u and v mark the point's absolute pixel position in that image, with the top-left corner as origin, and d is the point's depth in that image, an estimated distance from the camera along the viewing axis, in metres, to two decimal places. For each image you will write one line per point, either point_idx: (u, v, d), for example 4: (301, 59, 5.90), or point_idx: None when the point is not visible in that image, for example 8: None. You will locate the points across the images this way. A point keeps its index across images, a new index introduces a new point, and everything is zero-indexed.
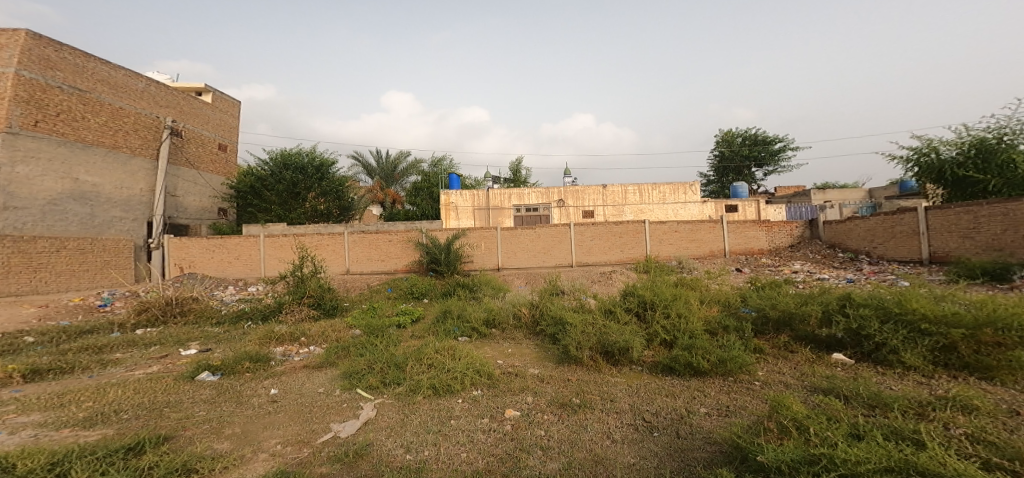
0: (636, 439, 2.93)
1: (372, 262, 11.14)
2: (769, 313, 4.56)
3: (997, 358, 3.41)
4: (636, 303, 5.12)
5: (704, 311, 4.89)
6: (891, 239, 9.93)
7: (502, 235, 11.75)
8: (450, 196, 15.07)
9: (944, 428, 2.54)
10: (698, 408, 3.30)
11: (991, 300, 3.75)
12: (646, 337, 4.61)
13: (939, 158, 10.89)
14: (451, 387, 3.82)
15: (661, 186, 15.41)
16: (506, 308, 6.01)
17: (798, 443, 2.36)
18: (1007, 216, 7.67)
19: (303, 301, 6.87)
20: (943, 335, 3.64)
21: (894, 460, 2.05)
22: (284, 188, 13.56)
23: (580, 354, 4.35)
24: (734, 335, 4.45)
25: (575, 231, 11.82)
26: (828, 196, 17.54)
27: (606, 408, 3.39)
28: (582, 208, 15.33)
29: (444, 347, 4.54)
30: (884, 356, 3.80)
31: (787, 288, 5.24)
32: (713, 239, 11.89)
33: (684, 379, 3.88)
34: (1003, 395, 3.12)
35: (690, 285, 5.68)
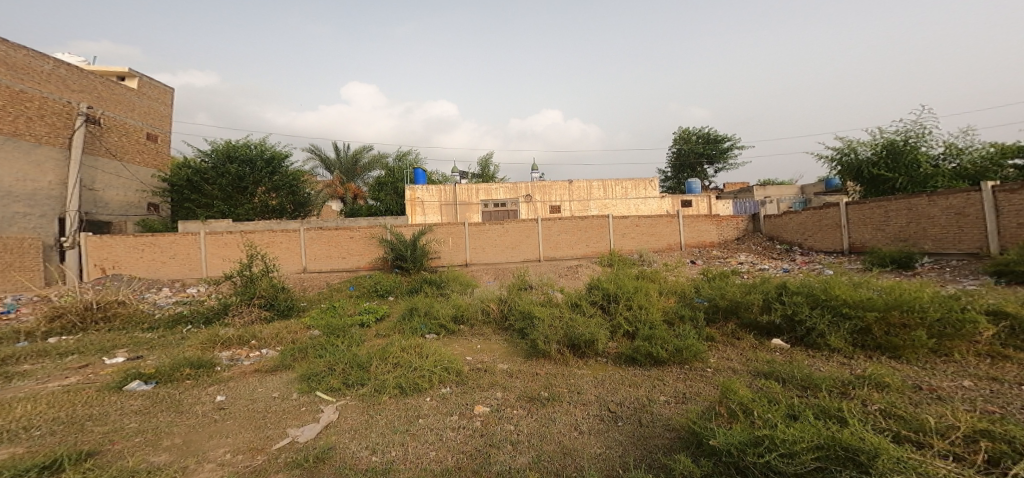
0: (602, 429, 3.00)
1: (332, 260, 10.72)
2: (718, 302, 4.81)
3: (904, 338, 3.77)
4: (600, 296, 5.22)
5: (662, 302, 5.09)
6: (818, 231, 10.76)
7: (469, 230, 11.60)
8: (415, 191, 14.62)
9: (863, 405, 2.78)
10: (658, 396, 3.43)
11: (898, 285, 4.16)
12: (610, 329, 4.73)
13: (857, 158, 11.91)
14: (418, 385, 3.75)
15: (623, 182, 15.86)
16: (475, 302, 5.99)
17: (745, 426, 2.51)
18: (911, 210, 8.49)
19: (255, 302, 6.51)
20: (860, 318, 3.99)
21: (824, 439, 2.20)
22: (228, 182, 12.73)
23: (547, 348, 4.42)
24: (690, 324, 4.65)
25: (542, 226, 11.92)
26: (768, 192, 18.73)
27: (573, 400, 3.44)
28: (549, 203, 15.52)
29: (410, 346, 4.47)
30: (813, 340, 4.12)
31: (735, 278, 5.55)
32: (670, 232, 12.37)
33: (644, 368, 4.01)
34: (908, 372, 3.45)
35: (650, 277, 5.88)
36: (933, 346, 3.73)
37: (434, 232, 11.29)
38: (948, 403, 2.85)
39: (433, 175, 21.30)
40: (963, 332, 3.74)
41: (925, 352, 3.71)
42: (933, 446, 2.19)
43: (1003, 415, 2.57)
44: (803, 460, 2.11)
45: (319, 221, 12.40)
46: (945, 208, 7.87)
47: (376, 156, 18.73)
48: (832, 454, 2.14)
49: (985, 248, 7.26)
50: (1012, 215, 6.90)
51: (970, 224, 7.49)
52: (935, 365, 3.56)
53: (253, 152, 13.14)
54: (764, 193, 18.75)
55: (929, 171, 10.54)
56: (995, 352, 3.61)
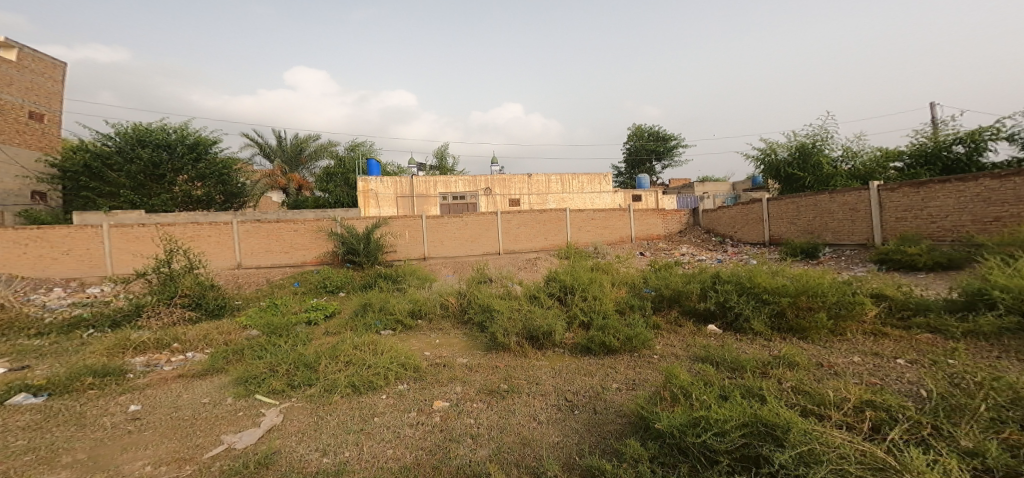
0: (559, 418, 3.10)
1: (272, 254, 10.10)
2: (663, 292, 5.08)
3: (810, 321, 4.16)
4: (558, 288, 5.36)
5: (615, 292, 5.28)
6: (745, 225, 11.66)
7: (427, 224, 11.29)
8: (369, 183, 14.07)
9: (778, 383, 3.08)
10: (611, 384, 3.57)
11: (806, 273, 4.59)
12: (567, 320, 4.84)
13: (776, 159, 12.96)
14: (373, 383, 3.66)
15: (580, 177, 16.28)
16: (431, 297, 5.90)
17: (685, 408, 2.68)
18: (816, 206, 9.38)
19: (176, 302, 6.00)
20: (776, 303, 4.37)
21: (749, 416, 2.41)
22: (139, 168, 11.51)
23: (506, 341, 4.46)
24: (639, 313, 4.88)
25: (502, 219, 11.93)
26: (706, 189, 19.97)
27: (532, 391, 3.52)
28: (509, 196, 15.58)
29: (364, 343, 4.35)
30: (740, 325, 4.47)
31: (679, 269, 5.88)
32: (623, 225, 13.02)
33: (600, 357, 4.16)
34: (813, 351, 3.83)
35: (604, 269, 6.10)
36: (832, 327, 4.14)
37: (392, 225, 10.87)
38: (843, 377, 3.20)
39: (386, 165, 20.64)
40: (854, 313, 4.19)
41: (826, 332, 4.12)
42: (831, 418, 2.47)
43: (884, 386, 2.93)
44: (732, 437, 2.31)
45: (253, 212, 11.63)
46: (842, 205, 8.77)
47: (323, 145, 17.75)
48: (755, 430, 2.34)
49: (872, 239, 8.16)
50: (892, 211, 7.82)
51: (860, 218, 8.39)
52: (836, 344, 3.97)
53: (170, 137, 12.06)
54: (703, 190, 19.95)
55: (830, 171, 11.70)
56: (877, 330, 4.09)
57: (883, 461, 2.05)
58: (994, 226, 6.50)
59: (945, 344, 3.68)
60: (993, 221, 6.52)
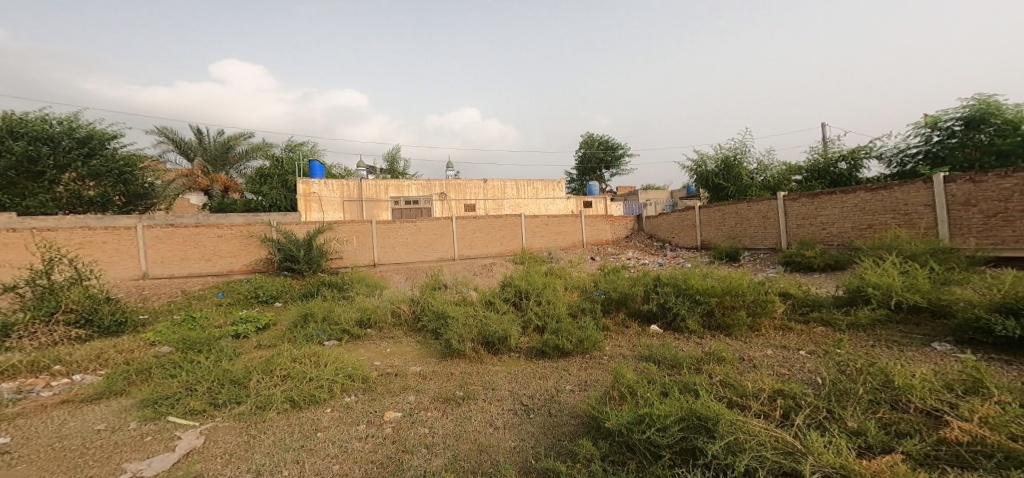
0: (515, 423, 3.15)
1: (188, 262, 9.30)
2: (612, 295, 5.28)
3: (733, 318, 4.54)
4: (513, 293, 5.44)
5: (568, 296, 5.43)
6: (681, 230, 12.37)
7: (377, 228, 10.95)
8: (311, 185, 13.37)
9: (710, 377, 3.32)
10: (565, 386, 3.68)
11: (733, 275, 4.96)
12: (522, 325, 4.91)
13: (704, 169, 13.82)
14: (315, 397, 3.56)
15: (534, 183, 16.69)
16: (381, 305, 5.79)
17: (632, 406, 2.82)
18: (737, 213, 10.15)
19: (57, 319, 5.27)
20: (707, 302, 4.70)
21: (687, 411, 2.58)
22: (9, 163, 9.58)
23: (462, 347, 4.46)
24: (590, 316, 5.04)
25: (457, 225, 11.89)
26: (649, 196, 20.99)
27: (488, 397, 3.56)
28: (463, 201, 15.56)
29: (305, 355, 4.21)
30: (677, 324, 4.76)
31: (626, 273, 6.14)
32: (575, 231, 13.69)
33: (553, 360, 4.28)
34: (738, 345, 4.16)
35: (557, 273, 6.27)
36: (750, 323, 4.52)
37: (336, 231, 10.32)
38: (759, 369, 3.51)
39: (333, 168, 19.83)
40: (766, 311, 4.60)
41: (746, 328, 4.50)
42: (752, 408, 2.70)
43: (790, 375, 3.26)
44: (672, 431, 2.46)
45: (163, 216, 10.54)
46: (756, 212, 9.58)
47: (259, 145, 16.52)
48: (691, 423, 2.50)
49: (779, 244, 9.03)
50: (795, 219, 8.67)
51: (771, 224, 9.23)
52: (755, 337, 4.35)
53: (55, 129, 10.23)
54: (646, 197, 20.94)
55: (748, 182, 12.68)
56: (785, 325, 4.51)
57: (791, 445, 2.28)
58: (869, 232, 7.41)
59: (835, 335, 4.16)
60: (868, 228, 7.41)
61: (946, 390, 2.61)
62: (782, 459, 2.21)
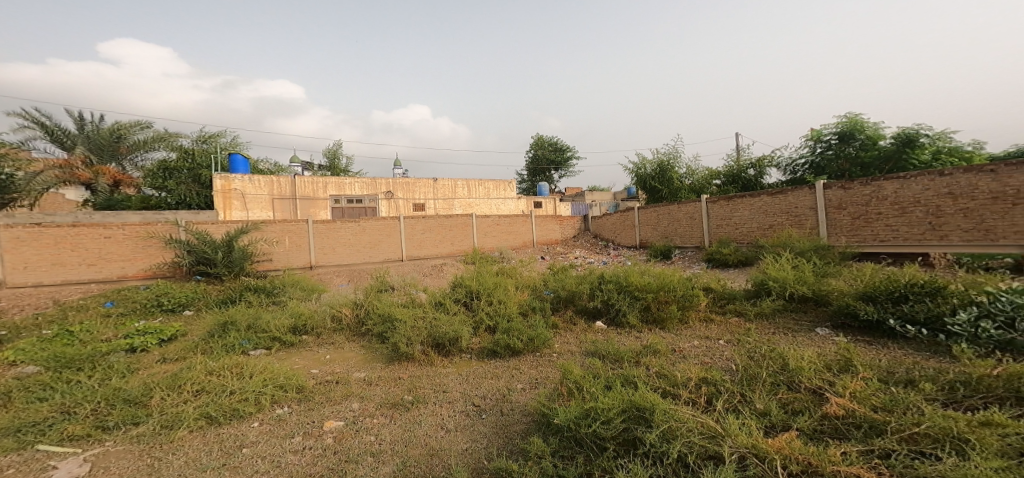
0: (467, 424, 3.17)
1: (62, 267, 8.13)
2: (561, 294, 5.43)
3: (667, 312, 4.85)
4: (464, 293, 5.43)
5: (519, 295, 5.50)
6: (623, 230, 12.91)
7: (314, 229, 10.45)
8: (232, 180, 12.27)
9: (647, 369, 3.51)
10: (515, 385, 3.75)
11: (669, 273, 5.26)
12: (473, 325, 4.93)
13: (643, 172, 14.45)
14: (239, 411, 3.40)
15: (486, 183, 16.77)
16: (321, 309, 5.60)
17: (578, 401, 2.92)
18: (670, 215, 10.85)
19: None
20: (645, 298, 4.95)
21: (627, 403, 2.72)
22: None
23: (410, 350, 4.42)
24: (540, 314, 5.16)
25: (405, 224, 11.69)
26: (595, 197, 21.69)
27: (438, 400, 3.55)
28: (412, 200, 15.31)
29: (227, 365, 4.00)
30: (619, 320, 4.98)
31: (574, 271, 6.32)
32: (525, 231, 13.90)
33: (504, 360, 4.35)
34: (670, 338, 4.44)
35: (508, 273, 6.34)
36: (680, 317, 4.83)
37: (264, 231, 9.72)
38: (687, 360, 3.76)
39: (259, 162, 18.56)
40: (693, 304, 4.93)
41: (677, 321, 4.82)
42: (682, 396, 2.89)
43: (712, 364, 3.53)
44: (615, 424, 2.59)
45: (27, 216, 9.23)
46: (686, 214, 10.36)
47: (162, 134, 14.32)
48: (632, 415, 2.65)
49: (703, 242, 9.89)
50: (717, 221, 9.56)
51: (695, 224, 10.09)
52: (684, 330, 4.65)
53: None
54: (592, 198, 21.64)
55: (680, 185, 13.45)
56: (710, 317, 4.86)
57: (714, 429, 2.47)
58: (770, 232, 8.49)
59: (745, 325, 4.56)
60: (769, 228, 8.48)
61: (825, 370, 2.96)
62: (708, 442, 2.39)
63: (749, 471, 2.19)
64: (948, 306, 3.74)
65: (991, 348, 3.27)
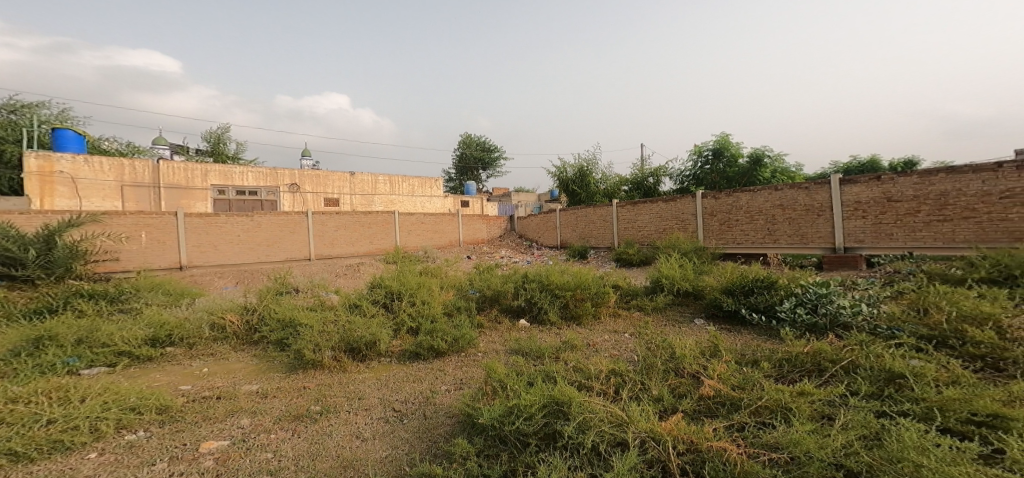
0: (386, 431, 3.11)
1: None
2: (486, 293, 5.47)
3: (582, 308, 5.11)
4: (383, 295, 5.31)
5: (443, 295, 5.45)
6: (546, 231, 13.32)
7: (189, 223, 9.21)
8: (55, 162, 10.07)
9: (566, 364, 3.68)
10: (439, 387, 3.75)
11: (586, 273, 5.53)
12: (393, 327, 4.84)
13: (565, 176, 14.99)
14: (65, 442, 2.86)
15: (410, 180, 16.53)
16: (195, 316, 5.09)
17: (502, 398, 2.98)
18: (585, 217, 11.48)
19: None
20: (565, 296, 5.19)
21: (550, 398, 2.84)
22: None
23: (319, 357, 4.22)
24: (465, 314, 5.17)
25: (314, 221, 10.99)
26: (519, 199, 22.19)
27: (352, 408, 3.45)
28: (322, 195, 14.56)
29: (52, 389, 3.31)
30: (540, 317, 5.16)
31: (498, 270, 6.44)
32: (451, 230, 13.90)
33: (427, 362, 4.33)
34: (586, 333, 4.70)
35: (432, 273, 6.28)
36: (594, 312, 5.14)
37: (107, 226, 8.21)
38: (601, 353, 4.01)
39: (99, 139, 15.65)
40: (604, 300, 5.24)
41: (592, 316, 5.12)
42: (595, 388, 3.08)
43: (619, 356, 3.81)
44: (536, 419, 2.70)
45: None
46: (599, 215, 11.02)
47: None
48: (552, 410, 2.78)
49: (612, 243, 10.61)
50: (624, 224, 10.30)
51: (607, 226, 10.74)
52: (597, 324, 4.96)
53: None
54: (517, 200, 22.11)
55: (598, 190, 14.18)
56: (619, 312, 5.23)
57: (622, 417, 2.67)
58: (664, 235, 9.38)
59: (645, 319, 4.98)
60: (662, 231, 9.39)
61: (702, 355, 3.34)
62: (616, 430, 2.58)
63: (649, 455, 2.40)
64: (779, 296, 4.41)
65: (803, 330, 3.93)
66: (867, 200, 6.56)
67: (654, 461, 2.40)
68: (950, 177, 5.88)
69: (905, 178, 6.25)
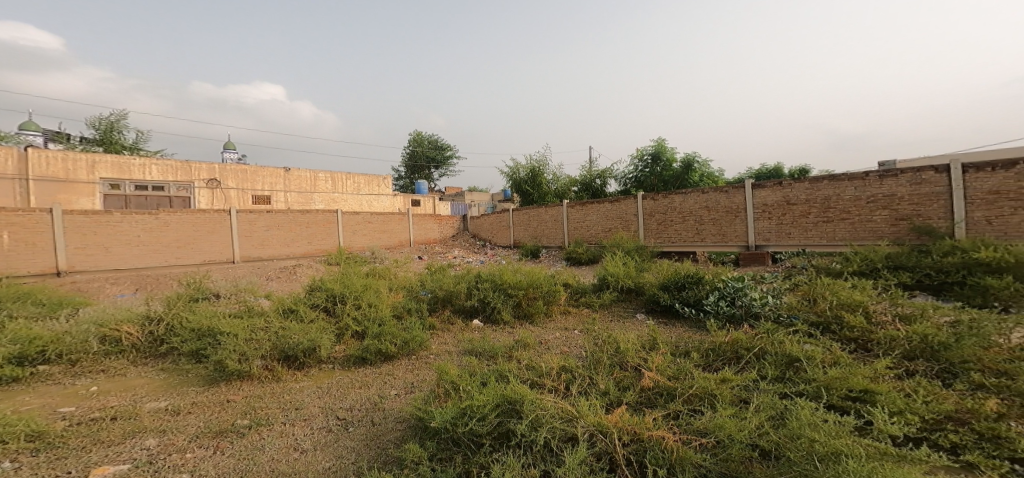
0: (329, 441, 3.03)
1: None
2: (438, 293, 5.42)
3: (535, 306, 5.21)
4: (323, 298, 5.03)
5: (391, 297, 5.35)
6: (499, 231, 13.41)
7: (75, 223, 8.29)
8: None
9: (518, 363, 3.72)
10: (389, 391, 3.69)
11: (539, 273, 5.61)
12: (336, 332, 4.70)
13: (517, 176, 15.12)
14: None
15: (355, 177, 16.21)
16: (77, 328, 4.42)
17: (454, 400, 2.97)
18: (536, 217, 11.66)
19: None
20: (518, 295, 5.25)
21: (502, 397, 2.87)
22: None
23: (248, 367, 3.99)
24: (416, 316, 5.10)
25: (238, 221, 10.33)
26: (472, 198, 22.16)
27: (289, 419, 3.32)
28: (250, 191, 13.71)
29: None
30: (493, 317, 5.19)
31: (450, 270, 6.40)
32: (401, 229, 13.75)
33: (375, 366, 4.24)
34: (539, 330, 4.78)
35: (379, 274, 6.15)
36: (545, 311, 5.25)
37: None
38: (553, 350, 4.10)
39: None
40: (555, 299, 5.36)
41: (544, 315, 5.22)
42: (547, 385, 3.14)
43: (569, 352, 3.90)
44: (489, 419, 2.73)
45: None
46: (550, 215, 11.22)
47: None
48: (505, 409, 2.81)
49: (563, 242, 10.84)
50: (574, 224, 10.53)
51: (558, 226, 10.97)
52: (549, 322, 5.05)
53: None
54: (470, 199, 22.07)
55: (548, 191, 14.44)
56: (570, 309, 5.37)
57: (572, 412, 2.74)
58: (609, 234, 9.71)
59: (593, 315, 5.15)
60: (608, 231, 9.71)
61: (643, 349, 3.50)
62: (566, 425, 2.64)
63: (597, 448, 2.49)
64: (703, 291, 4.69)
65: (724, 321, 4.27)
66: (772, 203, 7.30)
67: (602, 454, 2.49)
68: (833, 184, 6.77)
69: (799, 184, 7.06)
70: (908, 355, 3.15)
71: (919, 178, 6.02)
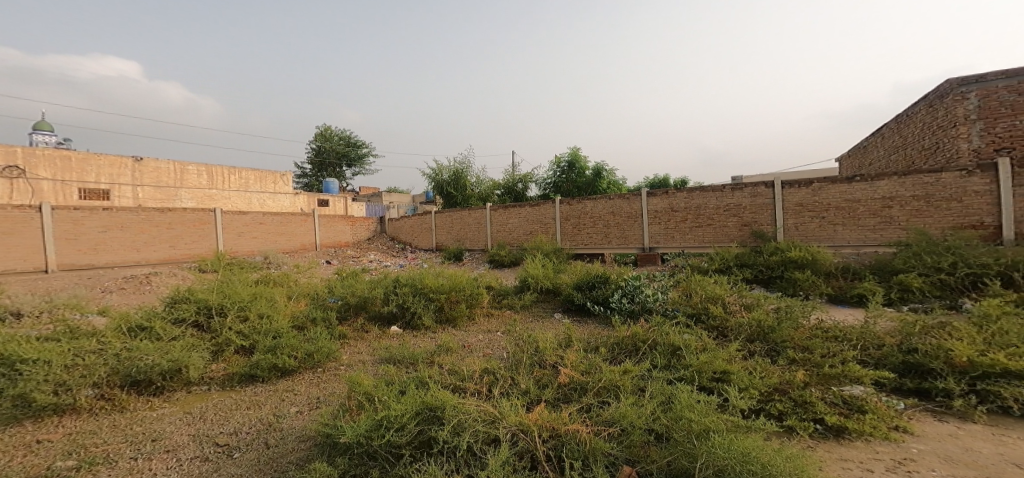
0: (210, 471, 2.73)
1: None
2: (350, 300, 5.15)
3: (456, 310, 5.14)
4: (195, 310, 4.44)
5: (291, 306, 4.98)
6: (421, 233, 13.15)
7: None
8: None
9: (440, 367, 3.64)
10: (289, 409, 3.43)
11: (460, 276, 5.54)
12: (212, 349, 4.24)
13: (439, 178, 14.94)
14: None
15: (241, 173, 15.20)
16: None
17: (369, 411, 2.82)
18: (459, 219, 11.58)
19: None
20: (439, 299, 5.15)
21: (422, 404, 2.78)
22: None
23: (71, 399, 3.34)
24: (323, 326, 4.79)
25: (54, 221, 8.61)
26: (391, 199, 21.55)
27: (150, 451, 2.93)
28: (82, 186, 11.81)
29: None
30: (414, 322, 5.04)
31: (364, 275, 6.12)
32: (304, 232, 13.12)
33: (269, 384, 3.92)
34: (460, 334, 4.72)
35: (277, 282, 5.70)
36: (468, 313, 5.20)
37: None
38: (474, 353, 4.06)
39: None
40: (477, 302, 5.35)
41: (466, 318, 5.18)
42: (469, 388, 3.09)
43: (491, 355, 3.88)
44: (409, 428, 2.62)
45: None
46: (473, 218, 11.21)
47: None
48: (425, 416, 2.73)
49: (486, 245, 10.86)
50: (497, 227, 10.57)
51: (481, 229, 10.98)
52: (472, 325, 5.02)
53: None
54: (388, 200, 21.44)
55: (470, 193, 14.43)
56: (492, 312, 5.39)
57: (493, 413, 2.71)
58: (530, 237, 9.89)
59: (513, 316, 5.19)
60: (530, 234, 9.88)
61: (560, 347, 3.58)
62: (488, 427, 2.61)
63: (519, 447, 2.49)
64: (609, 291, 4.89)
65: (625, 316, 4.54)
66: (661, 210, 7.88)
67: (524, 452, 2.50)
68: (701, 194, 7.46)
69: (679, 193, 7.70)
70: (749, 337, 3.55)
71: (755, 191, 6.95)
